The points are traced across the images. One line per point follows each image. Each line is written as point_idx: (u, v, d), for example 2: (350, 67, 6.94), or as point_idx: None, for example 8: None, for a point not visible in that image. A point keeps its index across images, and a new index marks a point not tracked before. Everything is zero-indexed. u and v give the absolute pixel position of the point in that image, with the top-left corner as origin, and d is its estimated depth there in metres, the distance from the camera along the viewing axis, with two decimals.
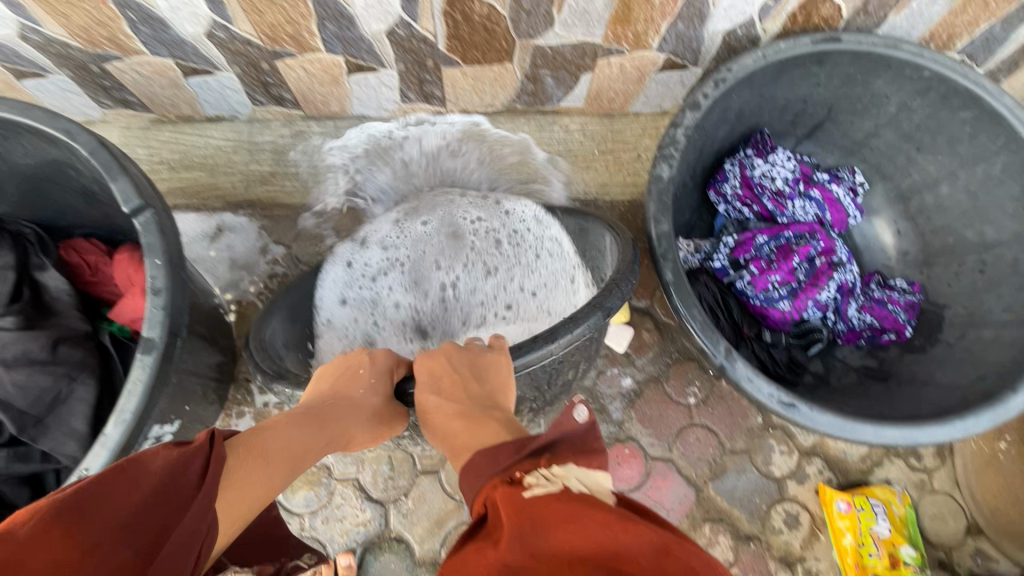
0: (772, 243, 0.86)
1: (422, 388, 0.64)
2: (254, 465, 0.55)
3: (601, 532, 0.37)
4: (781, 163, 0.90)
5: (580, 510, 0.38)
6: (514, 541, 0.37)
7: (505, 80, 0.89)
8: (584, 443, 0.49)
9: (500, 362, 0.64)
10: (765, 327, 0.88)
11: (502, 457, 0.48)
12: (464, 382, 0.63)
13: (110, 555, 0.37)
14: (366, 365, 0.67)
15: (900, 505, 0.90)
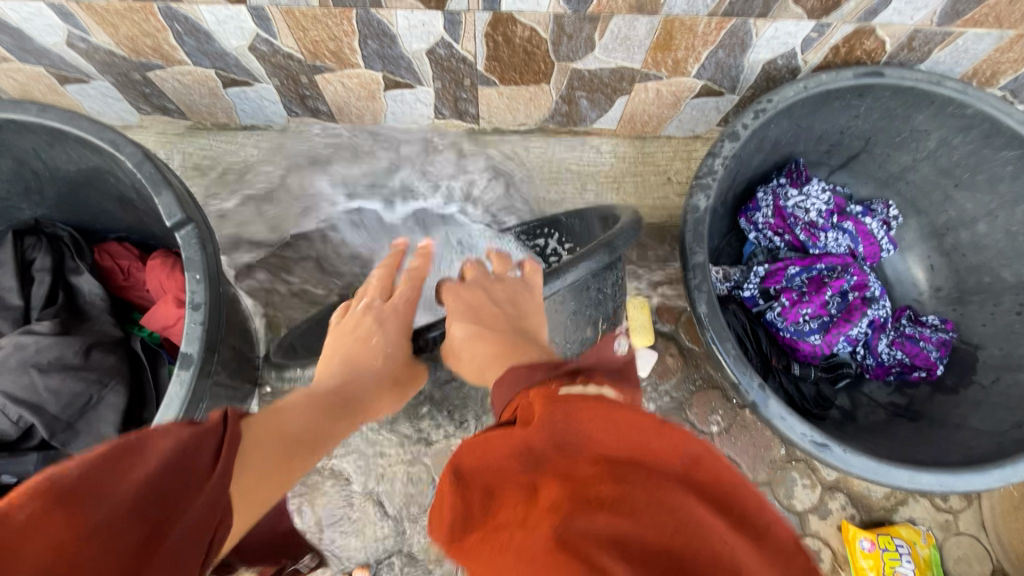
0: (804, 275, 0.86)
1: (455, 314, 0.65)
2: (278, 448, 0.51)
3: (634, 437, 0.38)
4: (816, 194, 0.88)
5: (612, 411, 0.39)
6: (544, 426, 0.39)
7: (540, 100, 0.89)
8: (615, 375, 0.51)
9: (533, 293, 0.66)
10: (794, 360, 0.87)
11: (538, 373, 0.50)
12: (502, 315, 0.64)
13: (124, 533, 0.33)
14: (377, 335, 0.70)
15: (924, 546, 0.89)
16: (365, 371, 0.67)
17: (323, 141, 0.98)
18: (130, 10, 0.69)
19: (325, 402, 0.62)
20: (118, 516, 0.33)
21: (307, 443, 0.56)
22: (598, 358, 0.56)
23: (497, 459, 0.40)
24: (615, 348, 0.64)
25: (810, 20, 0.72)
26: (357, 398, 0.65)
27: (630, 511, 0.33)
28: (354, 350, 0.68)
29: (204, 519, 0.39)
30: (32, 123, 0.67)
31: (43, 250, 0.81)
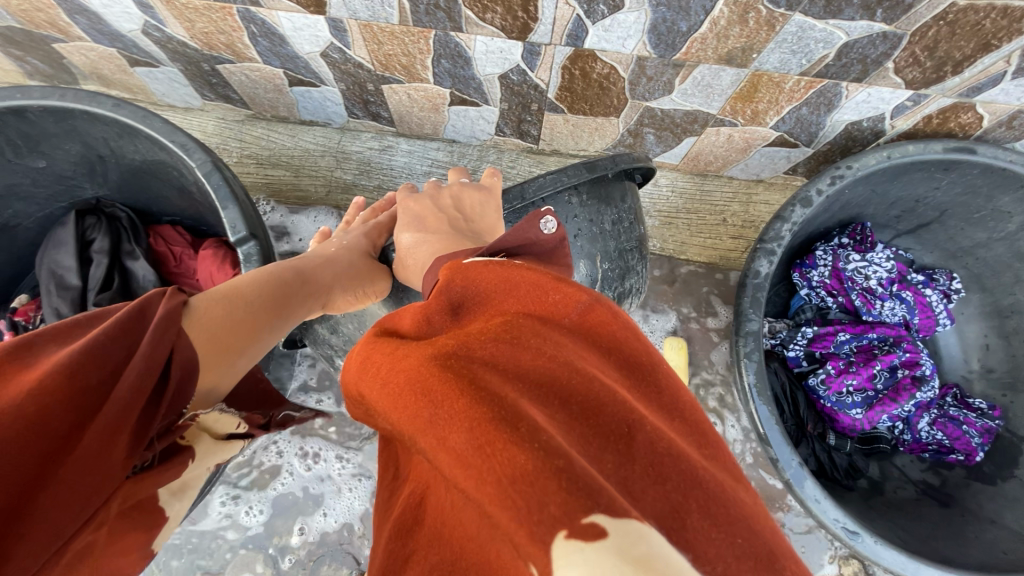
0: (854, 343, 0.83)
1: (401, 223, 0.64)
2: (234, 303, 0.51)
3: (533, 293, 0.37)
4: (879, 261, 0.85)
5: (514, 272, 0.39)
6: (443, 291, 0.40)
7: (606, 131, 0.86)
8: (550, 254, 0.50)
9: (490, 205, 0.63)
10: (831, 429, 0.85)
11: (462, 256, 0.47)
12: (451, 220, 0.61)
13: (88, 379, 0.33)
14: (343, 233, 0.70)
15: None
16: (317, 263, 0.63)
17: (378, 143, 0.96)
18: (209, 8, 0.68)
19: (287, 270, 0.59)
20: (77, 358, 0.34)
21: (262, 307, 0.54)
22: (518, 231, 0.48)
23: (399, 323, 0.39)
24: (551, 221, 0.51)
25: (907, 89, 0.68)
26: (312, 275, 0.61)
27: (512, 338, 0.33)
28: (305, 254, 0.65)
29: (155, 360, 0.39)
30: (106, 117, 0.67)
31: (103, 231, 0.83)
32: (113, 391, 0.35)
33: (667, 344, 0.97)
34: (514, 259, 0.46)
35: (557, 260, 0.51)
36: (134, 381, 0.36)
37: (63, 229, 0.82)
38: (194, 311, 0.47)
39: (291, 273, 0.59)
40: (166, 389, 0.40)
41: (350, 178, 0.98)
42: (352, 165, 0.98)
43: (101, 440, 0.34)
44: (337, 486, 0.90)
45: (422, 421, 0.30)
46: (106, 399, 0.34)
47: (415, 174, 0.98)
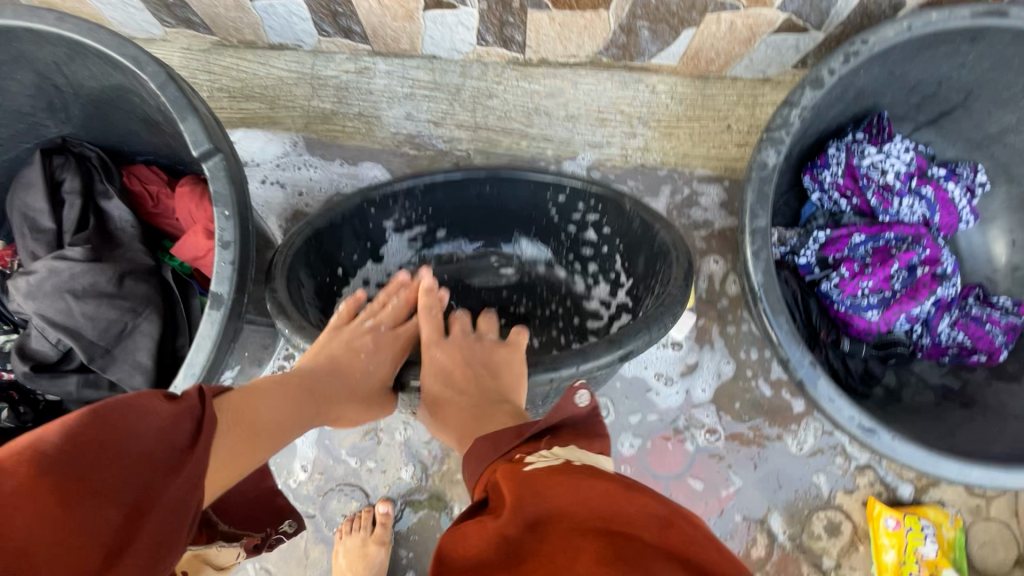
0: (870, 244, 0.78)
1: (426, 367, 0.68)
2: (255, 446, 0.54)
3: (585, 504, 0.39)
4: (898, 154, 0.79)
5: (579, 480, 0.41)
6: (516, 510, 0.40)
7: (596, 29, 0.79)
8: (586, 424, 0.55)
9: (514, 367, 0.66)
10: (844, 335, 0.81)
11: (504, 442, 0.53)
12: (476, 377, 0.67)
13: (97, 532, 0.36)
14: (366, 349, 0.68)
15: (950, 528, 0.87)
16: (347, 389, 0.65)
17: (354, 66, 0.90)
18: None
19: (309, 397, 0.61)
20: (95, 503, 0.37)
21: (265, 438, 0.55)
22: (557, 409, 0.55)
23: (473, 550, 0.38)
24: (583, 397, 0.56)
25: None
26: (343, 404, 0.65)
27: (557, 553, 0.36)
28: (320, 371, 0.64)
29: (176, 504, 0.43)
30: (49, 34, 0.63)
31: (73, 171, 0.79)
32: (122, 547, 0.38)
33: None
34: (555, 442, 0.51)
35: (594, 428, 0.56)
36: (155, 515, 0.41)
37: (31, 170, 0.78)
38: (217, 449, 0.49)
39: (309, 398, 0.61)
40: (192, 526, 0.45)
41: (327, 107, 0.94)
42: (329, 92, 0.92)
43: (144, 545, 0.40)
44: None
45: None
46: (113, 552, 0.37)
47: (396, 98, 0.93)
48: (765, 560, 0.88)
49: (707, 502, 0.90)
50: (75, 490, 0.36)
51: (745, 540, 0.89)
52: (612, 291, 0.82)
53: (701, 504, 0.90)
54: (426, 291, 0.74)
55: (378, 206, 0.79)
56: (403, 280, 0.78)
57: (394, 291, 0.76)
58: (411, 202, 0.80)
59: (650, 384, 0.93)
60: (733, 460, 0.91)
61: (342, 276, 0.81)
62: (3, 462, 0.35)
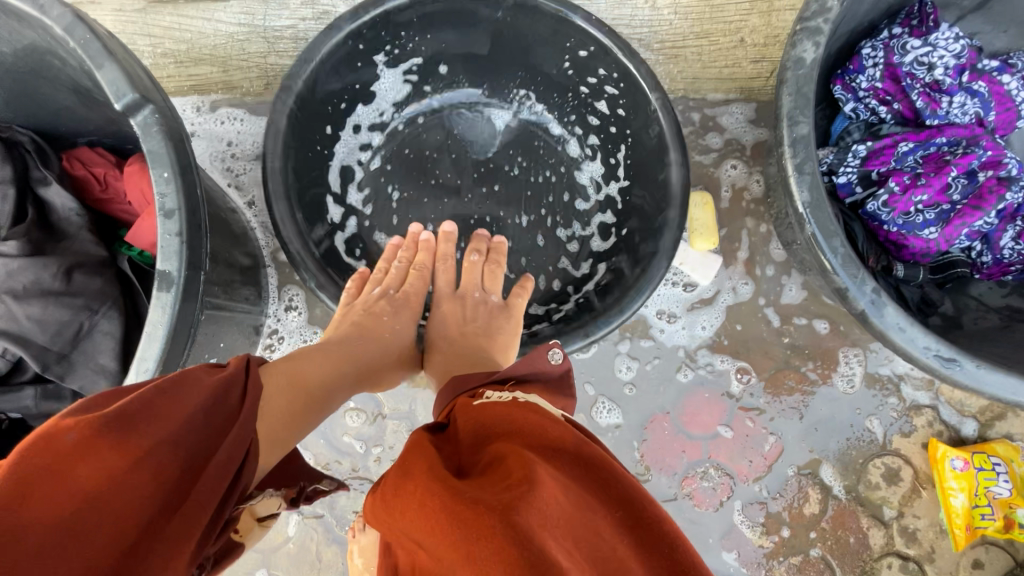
0: (919, 153, 0.68)
1: (434, 321, 0.71)
2: (296, 409, 0.55)
3: (537, 417, 0.44)
4: (946, 43, 0.68)
5: (521, 409, 0.45)
6: (468, 428, 0.45)
7: None
8: (555, 382, 0.57)
9: (509, 323, 0.71)
10: (896, 260, 0.72)
11: (471, 381, 0.55)
12: (472, 333, 0.69)
13: (156, 471, 0.38)
14: (389, 313, 0.69)
15: (1022, 464, 0.79)
16: (373, 354, 0.65)
17: (311, 10, 0.79)
18: None
19: (350, 368, 0.62)
20: (157, 446, 0.39)
21: (313, 403, 0.57)
22: (530, 361, 0.56)
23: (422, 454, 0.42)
24: (558, 353, 0.60)
25: None
26: (373, 373, 0.65)
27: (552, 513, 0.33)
28: (354, 338, 0.65)
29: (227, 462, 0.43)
30: None
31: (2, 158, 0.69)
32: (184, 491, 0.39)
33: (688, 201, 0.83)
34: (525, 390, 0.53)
35: (561, 387, 0.58)
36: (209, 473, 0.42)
37: None
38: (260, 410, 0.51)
39: (351, 373, 0.62)
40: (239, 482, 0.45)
41: (288, 63, 0.82)
42: (287, 45, 0.81)
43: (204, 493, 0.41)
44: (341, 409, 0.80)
45: (460, 555, 0.32)
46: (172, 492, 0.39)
47: None
48: (819, 516, 0.81)
49: (749, 461, 0.82)
50: (133, 444, 0.37)
51: (796, 498, 0.81)
52: (606, 176, 0.81)
53: (744, 464, 0.82)
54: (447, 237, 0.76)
55: (370, 43, 0.70)
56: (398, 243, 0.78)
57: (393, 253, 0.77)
58: (408, 31, 0.71)
59: (651, 322, 0.83)
60: (776, 412, 0.82)
61: (332, 133, 0.76)
62: (72, 417, 0.37)
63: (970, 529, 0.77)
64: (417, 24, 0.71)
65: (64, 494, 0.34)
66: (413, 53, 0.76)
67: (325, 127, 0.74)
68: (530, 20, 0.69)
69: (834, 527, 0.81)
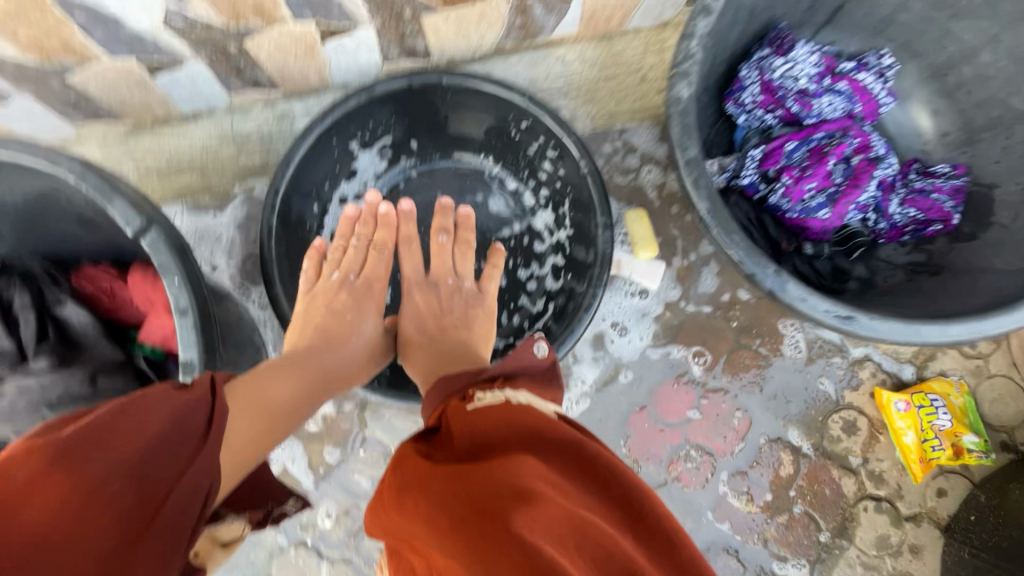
0: (803, 148, 0.81)
1: (408, 311, 0.81)
2: (260, 419, 0.59)
3: (531, 426, 0.51)
4: (804, 58, 0.82)
5: (515, 416, 0.52)
6: (465, 436, 0.52)
7: (491, 17, 0.80)
8: (541, 374, 0.67)
9: (487, 317, 0.82)
10: (805, 239, 0.84)
11: (463, 380, 0.65)
12: (451, 325, 0.79)
13: (117, 499, 0.40)
14: (351, 310, 0.79)
15: (958, 396, 0.89)
16: (337, 357, 0.73)
17: (272, 114, 0.92)
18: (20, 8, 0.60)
19: (314, 374, 0.69)
20: (117, 477, 0.41)
21: (283, 416, 0.63)
22: (520, 358, 0.68)
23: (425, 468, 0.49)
24: (543, 346, 0.71)
25: None
26: (338, 377, 0.72)
27: (540, 515, 0.40)
28: (317, 343, 0.73)
29: (192, 490, 0.45)
30: None
31: (19, 289, 0.77)
32: (149, 518, 0.42)
33: (626, 219, 0.95)
34: (516, 381, 0.63)
35: (548, 375, 0.69)
36: (175, 500, 0.44)
37: None
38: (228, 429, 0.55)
39: (315, 376, 0.69)
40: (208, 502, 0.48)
41: (257, 160, 0.96)
42: (254, 146, 0.94)
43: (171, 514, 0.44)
44: (351, 458, 0.89)
45: (467, 556, 0.40)
46: (138, 518, 0.41)
47: None
48: (795, 476, 0.90)
49: (724, 438, 0.91)
50: (89, 477, 0.39)
51: (771, 462, 0.90)
52: (556, 223, 0.91)
53: (720, 441, 0.91)
54: (404, 217, 0.85)
55: (341, 135, 0.84)
56: (353, 216, 0.85)
57: (352, 232, 0.85)
58: (374, 120, 0.86)
59: (604, 332, 0.93)
60: (738, 389, 0.92)
61: (319, 210, 0.90)
62: (25, 450, 0.38)
63: (924, 462, 0.87)
64: (379, 110, 0.85)
65: (17, 528, 0.36)
66: (384, 133, 0.89)
67: (312, 207, 0.88)
68: (471, 99, 0.84)
69: (809, 483, 0.90)
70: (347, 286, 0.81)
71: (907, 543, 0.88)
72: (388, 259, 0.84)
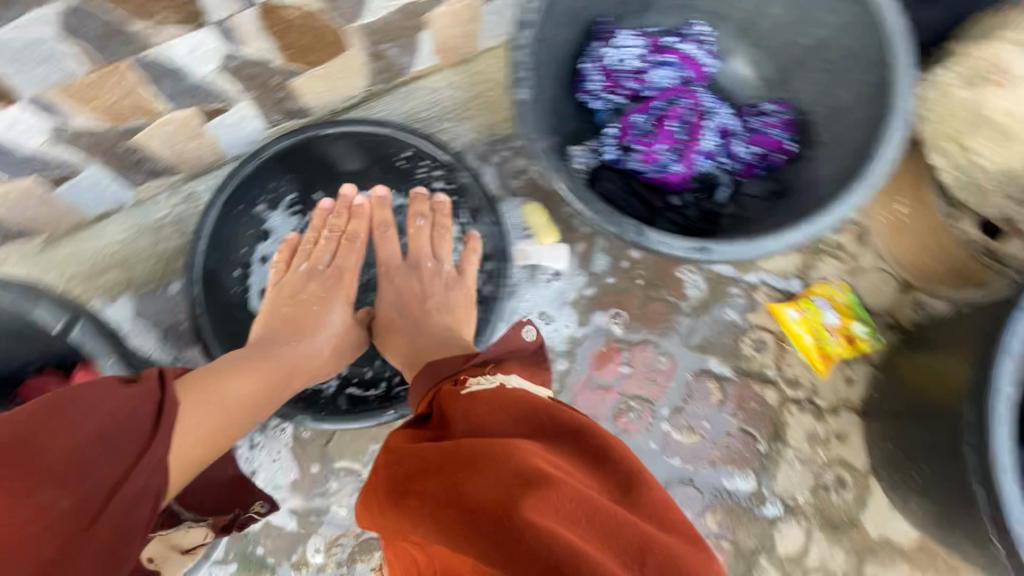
0: (648, 118, 0.96)
1: (391, 295, 0.93)
2: (212, 415, 0.72)
3: (532, 417, 0.60)
4: (630, 43, 0.96)
5: (513, 405, 0.61)
6: (463, 421, 0.60)
7: (353, 67, 0.91)
8: (527, 359, 0.78)
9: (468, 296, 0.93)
10: (671, 194, 0.96)
11: (457, 364, 0.76)
12: (430, 309, 0.91)
13: (57, 493, 0.55)
14: (316, 303, 0.90)
15: (842, 295, 1.02)
16: (300, 353, 0.84)
17: (179, 196, 0.98)
18: None
19: (274, 371, 0.80)
20: (55, 478, 0.56)
21: (236, 415, 0.75)
22: (509, 342, 0.80)
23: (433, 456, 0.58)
24: (531, 330, 0.83)
25: None
26: (299, 368, 0.83)
27: (547, 503, 0.47)
28: (283, 342, 0.84)
29: (131, 486, 0.60)
30: None
31: None
32: (89, 505, 0.57)
33: (523, 214, 1.06)
34: (502, 362, 0.74)
35: (533, 358, 0.80)
36: (114, 493, 0.59)
37: None
38: (187, 419, 0.69)
39: (270, 373, 0.80)
40: (150, 495, 0.63)
41: (177, 243, 1.03)
42: (170, 230, 1.02)
43: (115, 503, 0.59)
44: None
45: (485, 534, 0.47)
46: (83, 506, 0.57)
47: None
48: (724, 399, 1.00)
49: (657, 384, 1.01)
50: (43, 469, 0.56)
51: (701, 393, 1.00)
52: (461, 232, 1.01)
53: (654, 387, 1.01)
54: (379, 204, 0.95)
55: (246, 201, 0.92)
56: (327, 208, 0.96)
57: (323, 228, 0.95)
58: (274, 181, 0.95)
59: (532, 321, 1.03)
60: (657, 336, 1.03)
61: (242, 274, 0.97)
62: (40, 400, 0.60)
63: (825, 357, 0.99)
64: (277, 170, 0.93)
65: None
66: (287, 190, 0.98)
67: (236, 271, 0.96)
68: (358, 142, 0.95)
69: (737, 402, 1.00)
70: (313, 275, 0.92)
71: (833, 433, 0.99)
72: (357, 259, 0.95)
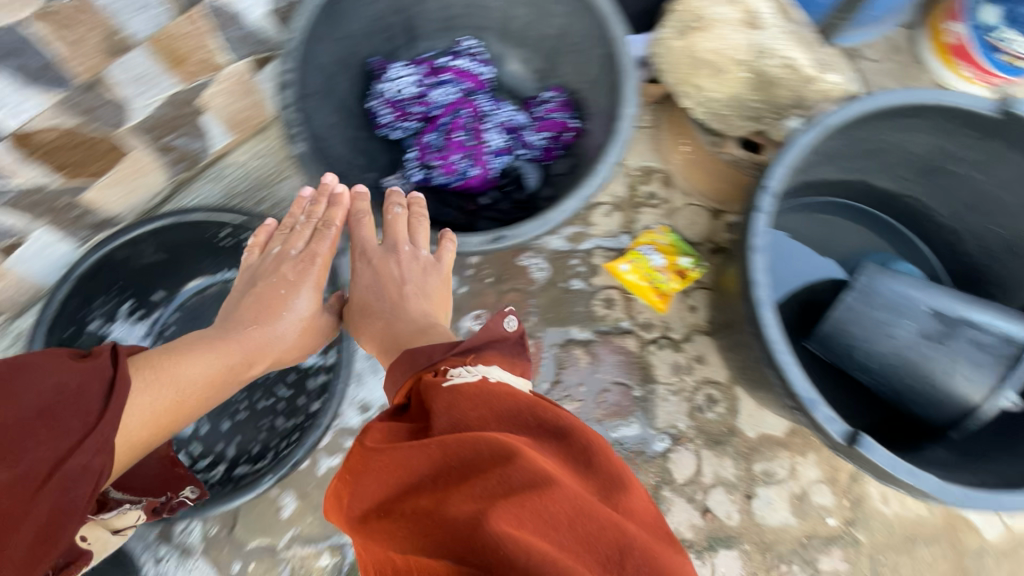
0: (438, 136, 1.04)
1: (366, 276, 0.88)
2: (171, 393, 0.73)
3: (515, 413, 0.56)
4: (402, 74, 1.03)
5: (497, 401, 0.56)
6: (445, 416, 0.55)
7: (144, 167, 0.94)
8: (515, 349, 0.72)
9: (440, 279, 0.88)
10: (482, 194, 1.05)
11: (438, 354, 0.68)
12: (397, 293, 0.86)
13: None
14: (284, 286, 0.85)
15: (664, 236, 1.12)
16: (258, 334, 0.81)
17: (8, 338, 0.97)
18: None
19: (236, 347, 0.79)
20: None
21: (205, 388, 0.77)
22: (491, 329, 0.71)
23: (412, 459, 0.53)
24: (512, 320, 0.75)
25: None
26: (254, 355, 0.81)
27: (528, 510, 0.45)
28: (244, 326, 0.81)
29: (77, 463, 0.64)
30: None
31: None
32: (26, 483, 0.61)
33: None
34: (485, 351, 0.67)
35: (516, 350, 0.72)
36: (61, 466, 0.63)
37: None
38: (139, 402, 0.71)
39: (224, 356, 0.78)
40: (91, 470, 0.65)
41: None
42: None
43: (57, 481, 0.63)
44: None
45: (465, 544, 0.44)
46: (17, 483, 0.61)
47: None
48: (592, 360, 1.08)
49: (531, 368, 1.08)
50: None
51: (570, 361, 1.08)
52: None
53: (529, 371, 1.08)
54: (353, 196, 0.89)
55: (70, 326, 0.92)
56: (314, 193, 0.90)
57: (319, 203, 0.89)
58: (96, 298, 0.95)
59: None
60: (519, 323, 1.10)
61: None
62: None
63: (664, 296, 1.09)
64: (94, 288, 0.93)
65: None
66: (117, 300, 0.98)
67: None
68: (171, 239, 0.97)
69: (604, 359, 1.08)
70: (285, 259, 0.87)
71: (693, 358, 1.09)
72: (340, 244, 0.89)
